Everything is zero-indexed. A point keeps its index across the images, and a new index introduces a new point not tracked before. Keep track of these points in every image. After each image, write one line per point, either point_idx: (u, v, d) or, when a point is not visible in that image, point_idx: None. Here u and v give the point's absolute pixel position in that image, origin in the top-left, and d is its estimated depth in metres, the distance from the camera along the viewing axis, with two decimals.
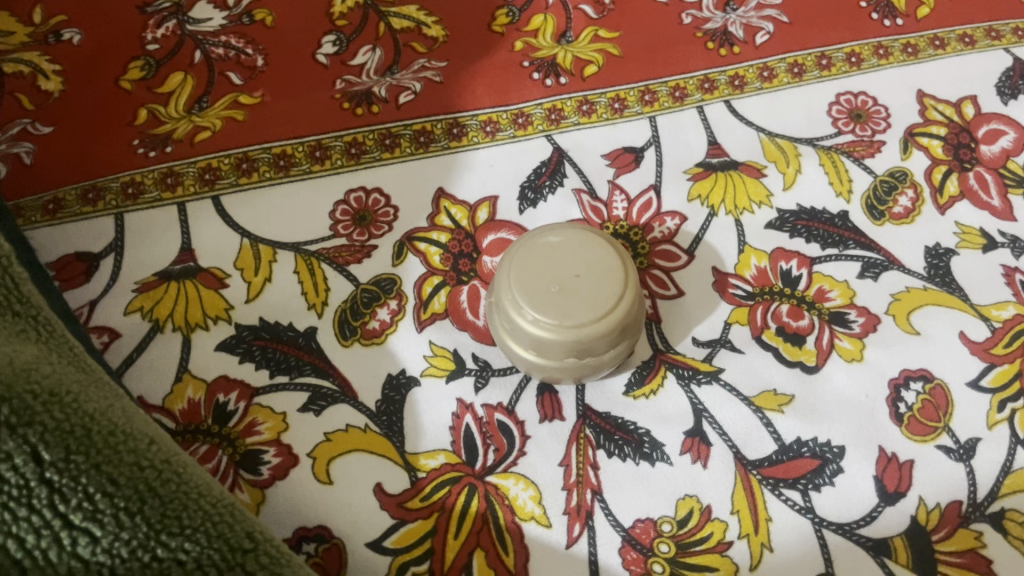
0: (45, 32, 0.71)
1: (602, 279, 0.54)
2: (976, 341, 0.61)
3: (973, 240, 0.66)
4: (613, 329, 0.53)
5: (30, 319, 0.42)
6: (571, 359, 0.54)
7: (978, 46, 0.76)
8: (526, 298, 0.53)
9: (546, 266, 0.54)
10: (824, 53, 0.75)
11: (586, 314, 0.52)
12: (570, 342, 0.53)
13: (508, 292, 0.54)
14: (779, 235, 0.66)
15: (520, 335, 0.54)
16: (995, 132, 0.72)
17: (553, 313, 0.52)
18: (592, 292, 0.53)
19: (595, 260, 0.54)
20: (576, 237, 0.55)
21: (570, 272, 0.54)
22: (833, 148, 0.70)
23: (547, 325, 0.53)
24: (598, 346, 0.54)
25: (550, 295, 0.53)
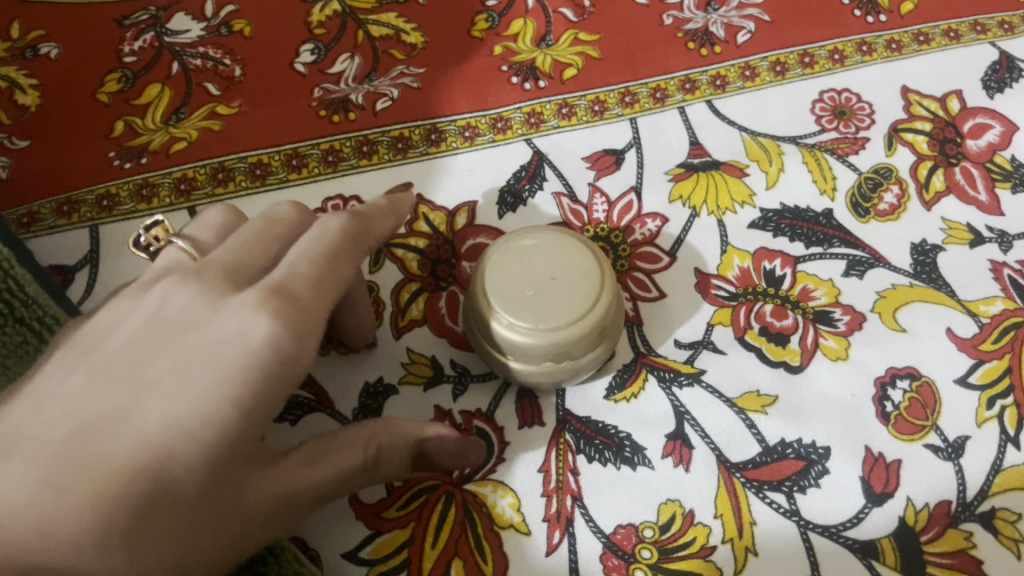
0: (23, 47, 0.71)
1: (579, 281, 0.53)
2: (964, 337, 0.60)
3: (960, 236, 0.65)
4: (591, 332, 0.52)
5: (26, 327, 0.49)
6: (548, 363, 0.53)
7: (963, 41, 0.76)
8: (502, 303, 0.52)
9: (524, 268, 0.53)
10: (806, 51, 0.75)
11: (563, 316, 0.51)
12: (547, 346, 0.52)
13: (484, 295, 0.53)
14: (762, 235, 0.65)
15: (497, 341, 0.53)
16: (981, 126, 0.71)
17: (529, 315, 0.51)
18: (569, 294, 0.52)
19: (572, 261, 0.53)
20: (552, 238, 0.54)
21: (546, 274, 0.53)
22: (816, 146, 0.70)
23: (523, 329, 0.51)
24: (576, 349, 0.53)
25: (527, 297, 0.52)
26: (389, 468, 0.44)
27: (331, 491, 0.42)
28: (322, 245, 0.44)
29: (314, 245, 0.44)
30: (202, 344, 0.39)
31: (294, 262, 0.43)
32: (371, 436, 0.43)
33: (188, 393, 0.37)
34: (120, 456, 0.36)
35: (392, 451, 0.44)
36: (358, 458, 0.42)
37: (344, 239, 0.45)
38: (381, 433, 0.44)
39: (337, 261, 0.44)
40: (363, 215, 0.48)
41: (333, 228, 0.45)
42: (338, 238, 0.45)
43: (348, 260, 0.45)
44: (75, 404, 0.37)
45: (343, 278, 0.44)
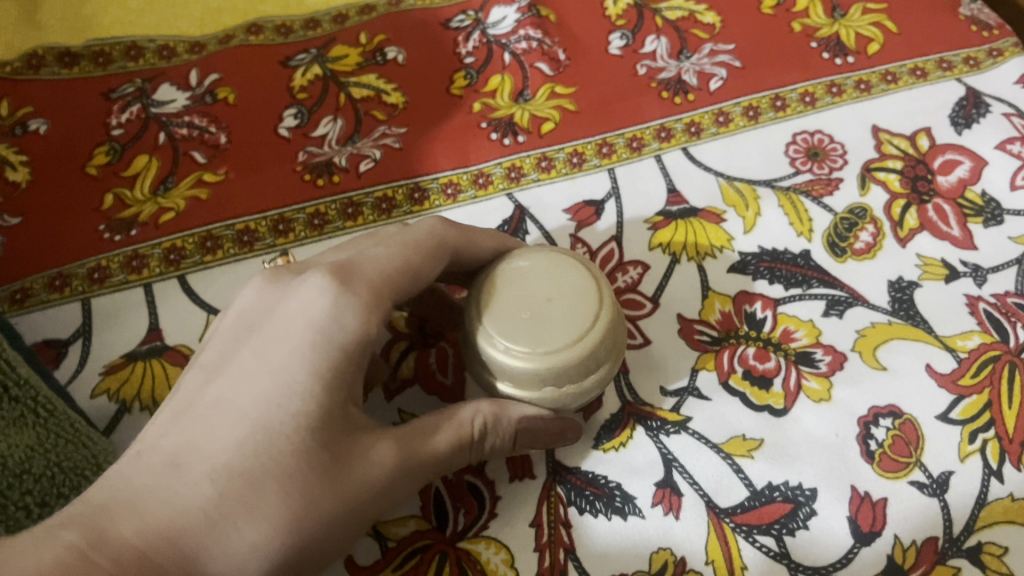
0: (12, 123, 0.73)
1: (576, 301, 0.51)
2: (943, 373, 0.61)
3: (935, 272, 0.66)
4: (591, 353, 0.50)
5: (29, 401, 0.52)
6: (549, 389, 0.51)
7: (930, 78, 0.77)
8: (498, 327, 0.50)
9: (518, 288, 0.51)
10: (778, 95, 0.76)
11: (562, 338, 0.49)
12: (545, 370, 0.49)
13: (478, 322, 0.51)
14: (742, 278, 0.67)
15: (492, 368, 0.51)
16: (951, 162, 0.72)
17: (526, 339, 0.49)
18: (566, 315, 0.50)
19: (566, 277, 0.51)
20: (545, 259, 0.52)
21: (541, 296, 0.51)
22: (791, 189, 0.71)
23: (520, 354, 0.49)
24: (576, 373, 0.50)
25: (522, 320, 0.50)
26: (494, 444, 0.51)
27: (436, 461, 0.49)
28: (408, 242, 0.51)
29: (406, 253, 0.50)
30: (283, 322, 0.47)
31: (383, 254, 0.50)
32: (478, 408, 0.50)
33: (270, 370, 0.45)
34: (225, 433, 0.43)
35: (500, 424, 0.50)
36: (455, 433, 0.49)
37: (429, 238, 0.52)
38: (487, 409, 0.50)
39: (419, 253, 0.51)
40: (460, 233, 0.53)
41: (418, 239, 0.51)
42: (423, 236, 0.52)
43: (432, 255, 0.51)
44: (190, 399, 0.46)
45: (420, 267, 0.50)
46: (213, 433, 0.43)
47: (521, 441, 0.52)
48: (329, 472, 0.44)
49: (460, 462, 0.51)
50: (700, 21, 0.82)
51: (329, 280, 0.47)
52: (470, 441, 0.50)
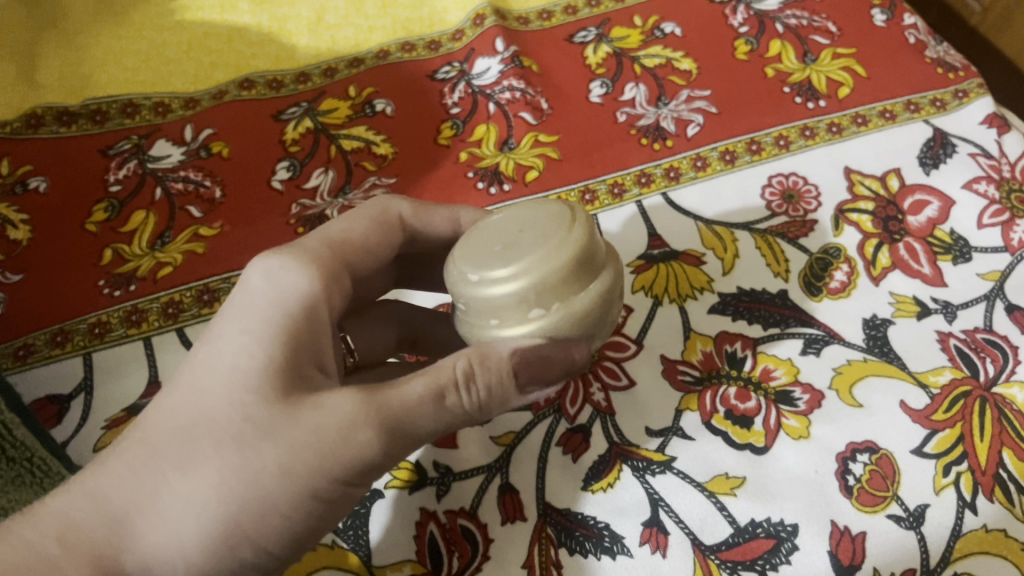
0: (13, 182, 0.75)
1: (548, 221, 0.47)
2: (916, 409, 0.63)
3: (907, 308, 0.69)
4: (569, 260, 0.45)
5: (26, 461, 0.55)
6: (537, 314, 0.45)
7: (898, 120, 0.80)
8: (473, 264, 0.47)
9: (492, 231, 0.48)
10: (753, 139, 0.79)
11: (541, 250, 0.45)
12: (523, 288, 0.45)
13: (454, 270, 0.48)
14: (722, 319, 0.69)
15: (475, 313, 0.47)
16: (920, 203, 0.75)
17: (502, 262, 0.45)
18: (537, 234, 0.46)
19: (540, 207, 0.49)
20: (517, 206, 0.50)
21: (513, 229, 0.47)
22: (768, 231, 0.74)
23: (491, 279, 0.45)
24: (560, 289, 0.45)
25: (498, 250, 0.46)
26: (489, 391, 0.47)
27: (422, 413, 0.47)
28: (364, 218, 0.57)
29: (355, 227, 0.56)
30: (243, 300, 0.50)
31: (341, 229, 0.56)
32: (460, 355, 0.47)
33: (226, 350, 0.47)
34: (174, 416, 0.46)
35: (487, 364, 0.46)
36: (433, 383, 0.47)
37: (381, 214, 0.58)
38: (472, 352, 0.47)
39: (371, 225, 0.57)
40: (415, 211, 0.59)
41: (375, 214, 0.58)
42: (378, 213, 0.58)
43: (382, 229, 0.58)
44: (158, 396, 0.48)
45: (370, 239, 0.57)
46: (158, 409, 0.47)
47: (523, 383, 0.47)
48: (275, 428, 0.45)
49: (460, 413, 0.48)
50: (677, 68, 0.85)
51: (279, 250, 0.52)
52: (456, 386, 0.47)
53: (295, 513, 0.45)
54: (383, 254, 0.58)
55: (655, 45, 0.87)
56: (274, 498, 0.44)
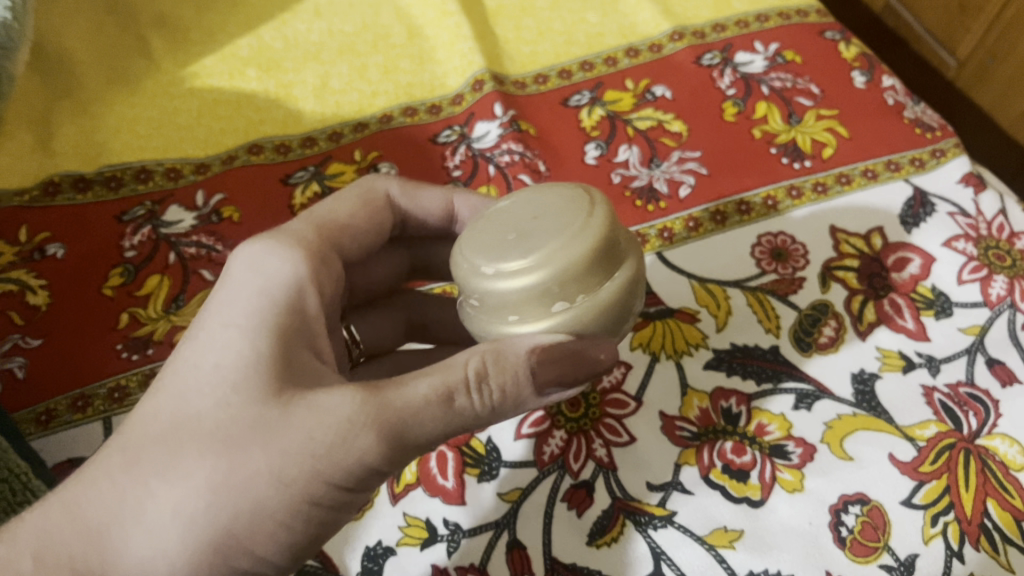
0: (31, 249, 0.78)
1: (564, 209, 0.47)
2: (905, 461, 0.66)
3: (893, 363, 0.72)
4: (593, 248, 0.44)
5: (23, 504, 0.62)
6: (560, 306, 0.45)
7: (880, 179, 0.84)
8: (485, 256, 0.46)
9: (504, 222, 0.48)
10: (743, 199, 0.83)
11: (555, 241, 0.45)
12: (546, 279, 0.44)
13: (466, 261, 0.47)
14: (717, 375, 0.72)
15: (491, 306, 0.46)
16: (903, 260, 0.79)
17: (514, 254, 0.45)
18: (555, 221, 0.46)
19: (555, 197, 0.49)
20: (528, 194, 0.50)
21: (527, 218, 0.48)
22: (759, 288, 0.77)
23: (510, 271, 0.45)
24: (586, 280, 0.45)
25: (512, 242, 0.46)
26: (501, 392, 0.46)
27: (428, 411, 0.45)
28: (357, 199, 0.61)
29: (348, 205, 0.60)
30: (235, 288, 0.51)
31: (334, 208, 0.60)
32: (473, 351, 0.46)
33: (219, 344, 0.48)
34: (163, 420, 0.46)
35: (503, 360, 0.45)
36: (443, 380, 0.46)
37: (373, 196, 0.62)
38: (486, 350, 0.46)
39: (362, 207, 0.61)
40: (410, 193, 0.63)
41: (369, 194, 0.62)
42: (371, 195, 0.62)
43: (374, 210, 0.61)
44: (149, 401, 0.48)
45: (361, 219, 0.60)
46: (145, 412, 0.47)
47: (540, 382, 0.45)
48: (266, 429, 0.44)
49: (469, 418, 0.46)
50: (668, 129, 0.89)
51: (263, 236, 0.54)
52: (466, 387, 0.46)
53: (292, 521, 0.45)
54: (375, 232, 0.61)
55: (647, 108, 0.91)
56: (266, 503, 0.44)
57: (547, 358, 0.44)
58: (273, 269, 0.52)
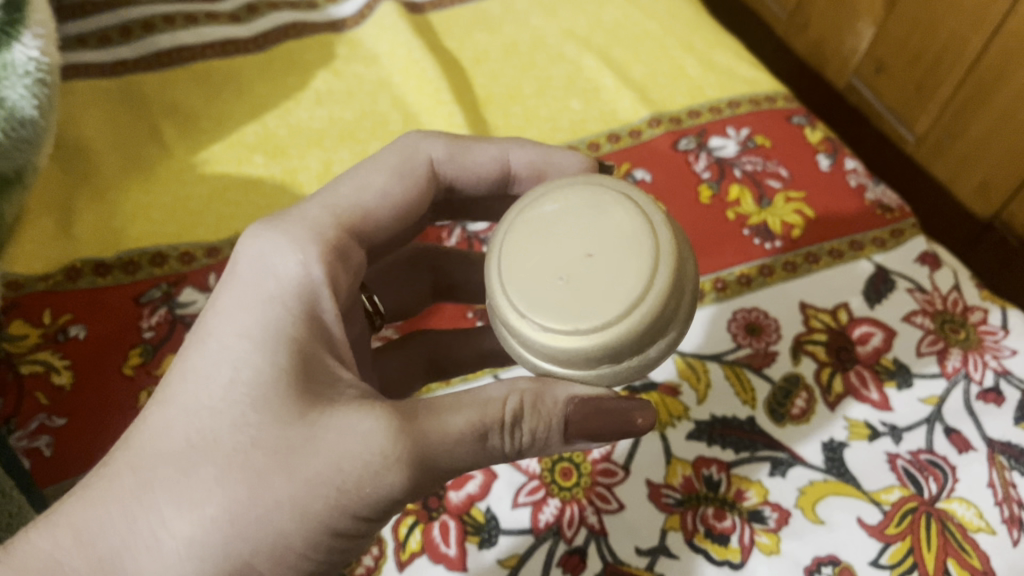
0: (54, 330, 0.84)
1: (623, 254, 0.48)
2: (871, 524, 0.73)
3: (859, 431, 0.78)
4: (648, 321, 0.46)
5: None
6: (606, 368, 0.48)
7: (844, 258, 0.91)
8: (535, 300, 0.48)
9: (555, 250, 0.49)
10: (719, 276, 0.90)
11: (611, 310, 0.46)
12: (596, 349, 0.46)
13: (514, 292, 0.49)
14: (699, 444, 0.78)
15: (534, 347, 0.48)
16: (867, 334, 0.85)
17: (567, 313, 0.47)
18: (611, 274, 0.47)
19: (609, 228, 0.49)
20: (581, 207, 0.50)
21: (581, 255, 0.48)
22: (735, 361, 0.83)
23: (559, 331, 0.47)
24: (635, 350, 0.47)
25: (563, 288, 0.47)
26: (535, 432, 0.50)
27: (465, 440, 0.49)
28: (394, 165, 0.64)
29: (380, 177, 0.63)
30: (253, 286, 0.53)
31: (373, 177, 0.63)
32: (514, 387, 0.50)
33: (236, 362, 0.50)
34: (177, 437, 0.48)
35: (542, 402, 0.49)
36: (482, 412, 0.50)
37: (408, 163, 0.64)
38: (526, 390, 0.50)
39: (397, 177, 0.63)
40: (448, 153, 0.67)
41: (402, 163, 0.64)
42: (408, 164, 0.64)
43: (413, 173, 0.64)
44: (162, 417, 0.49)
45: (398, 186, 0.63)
46: (156, 426, 0.49)
47: (573, 429, 0.50)
48: (286, 462, 0.47)
49: (501, 452, 0.51)
50: None
51: (276, 233, 0.56)
52: (500, 427, 0.50)
53: (312, 550, 0.47)
54: (416, 200, 0.64)
55: None
56: (286, 536, 0.46)
57: (585, 410, 0.49)
58: (280, 269, 0.54)
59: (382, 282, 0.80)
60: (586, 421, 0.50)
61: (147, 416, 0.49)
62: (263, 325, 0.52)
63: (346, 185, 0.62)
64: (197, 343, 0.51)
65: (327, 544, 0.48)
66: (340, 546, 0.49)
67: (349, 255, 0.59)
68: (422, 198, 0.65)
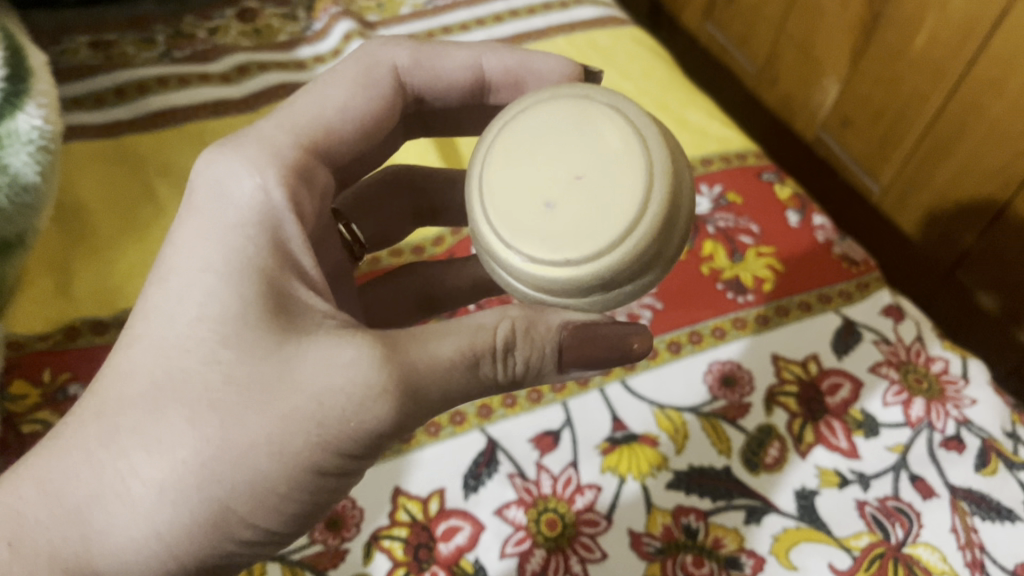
0: (54, 389, 0.87)
1: (611, 177, 0.51)
2: (842, 570, 0.77)
3: (830, 480, 0.82)
4: (637, 248, 0.50)
5: None
6: (597, 293, 0.52)
7: (814, 310, 0.96)
8: (526, 229, 0.51)
9: (544, 174, 0.52)
10: (694, 329, 0.94)
11: (601, 241, 0.50)
12: (588, 278, 0.50)
13: (504, 220, 0.52)
14: (678, 493, 0.81)
15: (526, 276, 0.52)
16: (835, 385, 0.90)
17: (556, 244, 0.50)
18: (599, 200, 0.51)
19: (598, 149, 0.52)
20: (570, 128, 0.53)
21: (569, 181, 0.52)
22: (711, 413, 0.87)
23: (550, 261, 0.51)
24: (625, 277, 0.51)
25: (553, 215, 0.51)
26: (526, 358, 0.55)
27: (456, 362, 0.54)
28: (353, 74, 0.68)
29: (344, 92, 0.67)
30: (215, 213, 0.57)
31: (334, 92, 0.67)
32: (505, 315, 0.55)
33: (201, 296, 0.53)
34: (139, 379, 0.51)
35: (534, 328, 0.54)
36: (472, 339, 0.55)
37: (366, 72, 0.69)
38: (518, 317, 0.55)
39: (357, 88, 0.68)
40: (413, 60, 0.71)
41: (364, 74, 0.69)
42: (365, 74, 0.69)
43: (373, 76, 0.69)
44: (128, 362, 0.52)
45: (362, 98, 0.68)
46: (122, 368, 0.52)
47: (567, 354, 0.55)
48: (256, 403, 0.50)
49: (493, 377, 0.56)
50: None
51: (236, 160, 0.59)
52: (491, 354, 0.55)
53: (294, 490, 0.51)
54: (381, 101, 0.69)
55: None
56: (266, 476, 0.50)
57: (581, 338, 0.54)
58: (237, 194, 0.57)
59: (358, 211, 0.84)
60: (581, 347, 0.55)
61: (113, 362, 0.53)
62: (226, 257, 0.55)
63: (306, 100, 0.65)
64: (160, 280, 0.54)
65: (311, 481, 0.52)
66: (328, 483, 0.53)
67: (313, 173, 0.63)
68: (390, 105, 0.70)
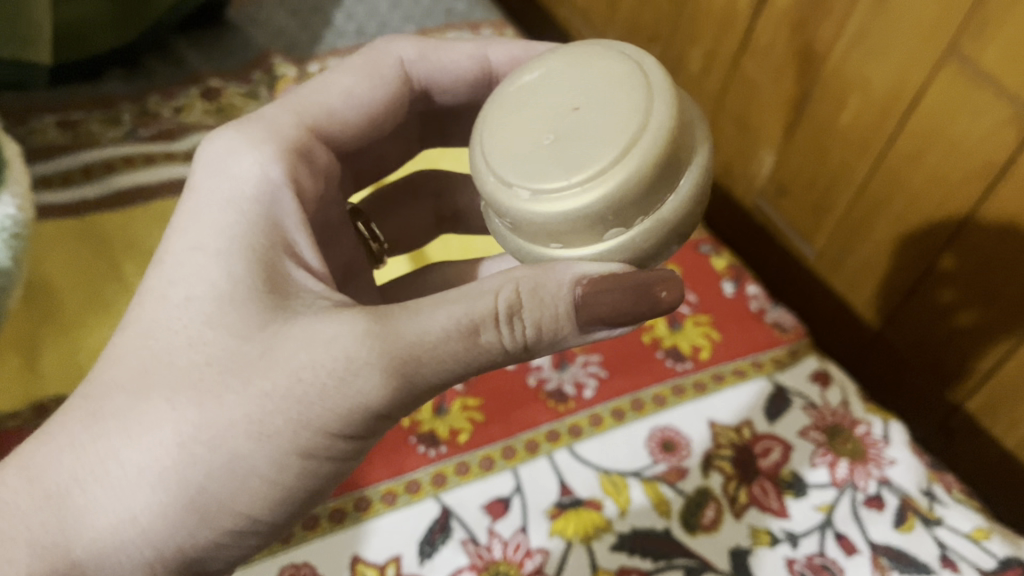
0: None
1: (608, 103, 0.55)
2: None
3: (762, 539, 0.88)
4: (644, 164, 0.52)
5: None
6: (613, 228, 0.53)
7: (748, 376, 1.03)
8: (529, 167, 0.55)
9: (547, 113, 0.57)
10: (636, 396, 1.00)
11: (607, 159, 0.52)
12: (599, 204, 0.52)
13: (508, 161, 0.56)
14: (621, 555, 0.87)
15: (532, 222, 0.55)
16: (767, 448, 0.96)
17: (560, 171, 0.53)
18: (599, 123, 0.54)
19: (596, 83, 0.57)
20: (570, 72, 0.58)
21: (569, 113, 0.56)
22: (653, 476, 0.93)
23: (554, 190, 0.53)
24: (640, 201, 0.53)
25: (552, 146, 0.55)
26: (531, 325, 0.55)
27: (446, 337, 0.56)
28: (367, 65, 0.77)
29: (350, 82, 0.76)
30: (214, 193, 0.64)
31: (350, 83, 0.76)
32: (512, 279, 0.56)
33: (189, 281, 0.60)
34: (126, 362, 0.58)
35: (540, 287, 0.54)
36: (473, 307, 0.56)
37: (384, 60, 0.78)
38: (526, 277, 0.55)
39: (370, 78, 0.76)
40: (419, 54, 0.79)
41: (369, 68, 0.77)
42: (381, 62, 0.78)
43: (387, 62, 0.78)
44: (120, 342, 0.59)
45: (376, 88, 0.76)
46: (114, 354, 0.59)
47: (582, 313, 0.54)
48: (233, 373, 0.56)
49: (496, 349, 0.56)
50: None
51: (243, 142, 0.67)
52: (494, 321, 0.56)
53: (283, 474, 0.56)
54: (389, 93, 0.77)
55: None
56: (257, 466, 0.55)
57: (594, 297, 0.53)
58: (237, 174, 0.65)
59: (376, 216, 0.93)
60: (596, 304, 0.54)
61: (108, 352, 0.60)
62: (218, 237, 0.61)
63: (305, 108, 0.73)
64: (158, 261, 0.62)
65: (297, 466, 0.56)
66: (326, 462, 0.57)
67: (311, 151, 0.71)
68: (396, 95, 0.78)
